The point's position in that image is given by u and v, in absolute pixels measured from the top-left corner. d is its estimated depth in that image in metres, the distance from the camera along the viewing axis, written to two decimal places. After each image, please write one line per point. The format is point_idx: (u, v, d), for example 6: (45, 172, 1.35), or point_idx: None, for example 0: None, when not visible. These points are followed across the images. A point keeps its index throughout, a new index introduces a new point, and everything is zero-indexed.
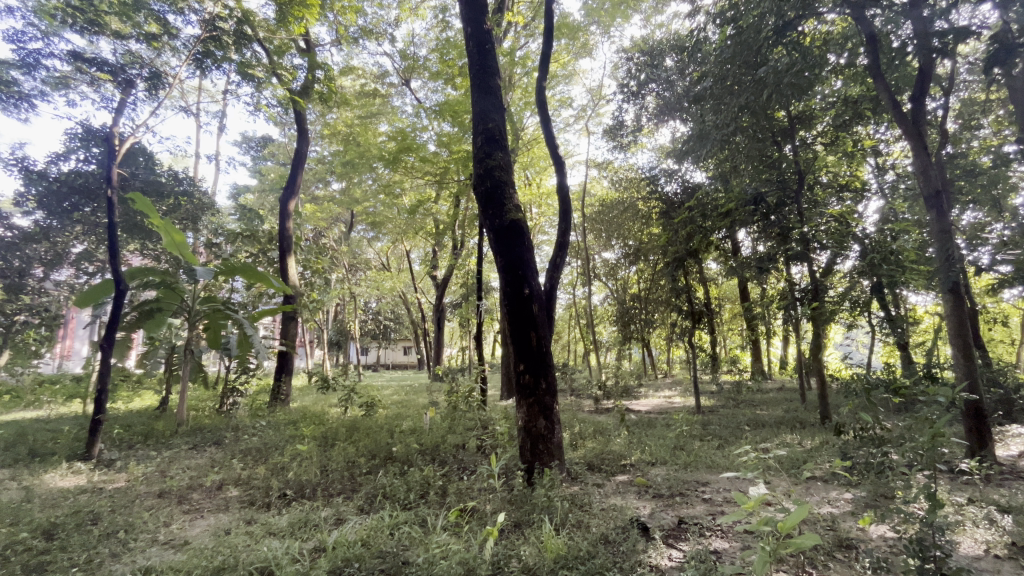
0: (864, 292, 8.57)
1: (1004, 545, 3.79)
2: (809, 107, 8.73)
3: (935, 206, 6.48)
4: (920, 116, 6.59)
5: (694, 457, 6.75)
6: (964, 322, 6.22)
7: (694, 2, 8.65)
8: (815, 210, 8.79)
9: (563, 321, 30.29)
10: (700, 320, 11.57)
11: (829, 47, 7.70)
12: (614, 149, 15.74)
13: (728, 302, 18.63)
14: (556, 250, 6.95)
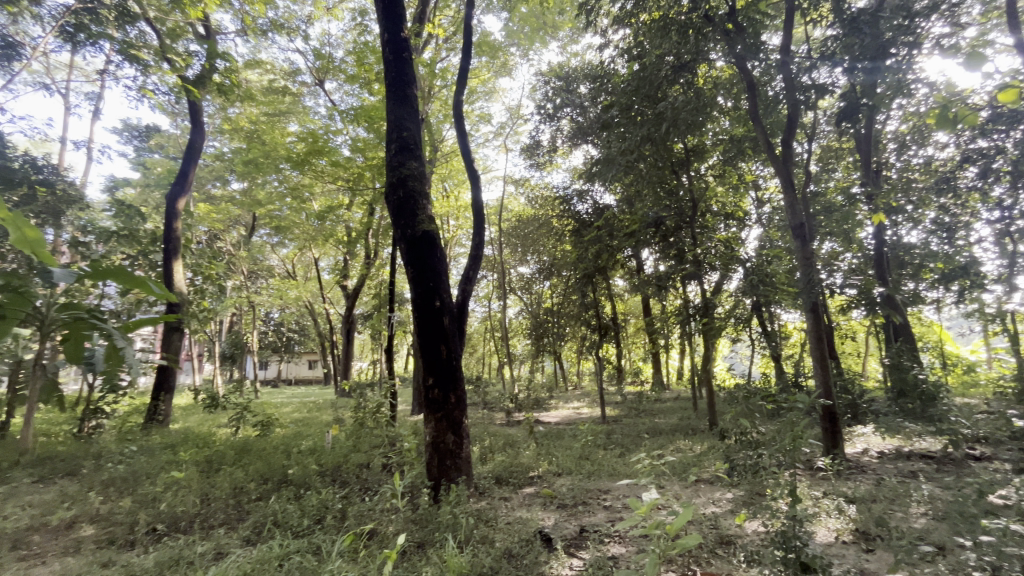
0: (746, 309, 9.54)
1: (850, 531, 4.37)
2: (702, 142, 9.66)
3: (799, 236, 7.46)
4: (789, 157, 7.56)
5: (597, 465, 7.04)
6: (822, 337, 7.17)
7: (605, 35, 9.27)
8: (706, 235, 9.70)
9: (478, 334, 30.32)
10: (607, 333, 12.20)
11: (719, 89, 8.61)
12: (531, 168, 16.22)
13: (633, 317, 19.82)
14: (469, 262, 6.95)
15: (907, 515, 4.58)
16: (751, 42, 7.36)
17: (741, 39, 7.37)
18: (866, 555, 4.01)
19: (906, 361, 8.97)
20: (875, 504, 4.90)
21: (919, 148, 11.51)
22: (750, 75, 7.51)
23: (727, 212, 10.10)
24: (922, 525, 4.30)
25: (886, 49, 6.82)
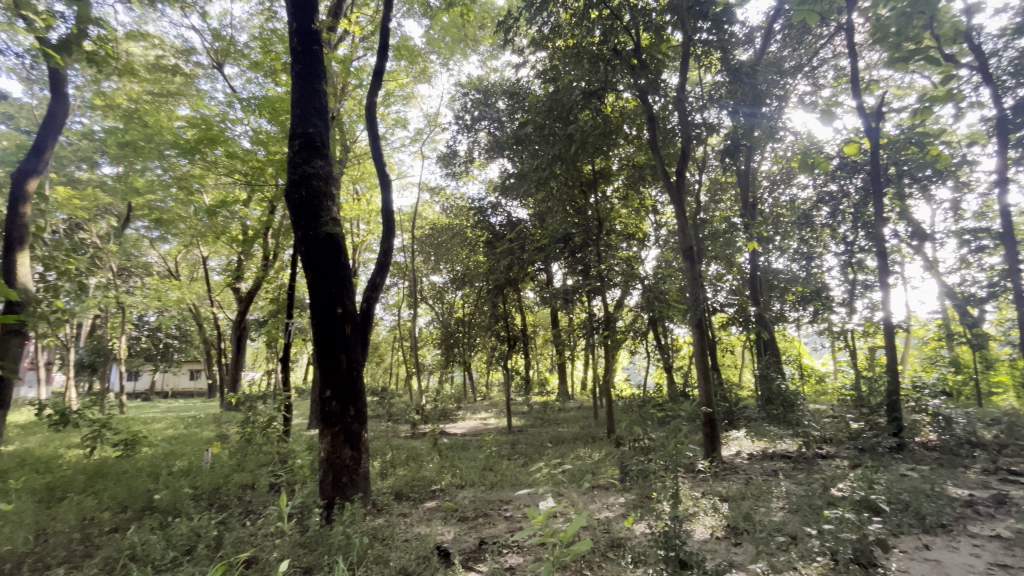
0: (644, 324, 10.23)
1: (723, 527, 4.82)
2: (609, 166, 10.30)
3: (689, 257, 8.21)
4: (682, 186, 8.31)
5: (500, 475, 7.09)
6: (705, 349, 7.91)
7: (522, 55, 9.58)
8: (609, 253, 10.31)
9: (386, 344, 29.29)
10: (516, 344, 12.42)
11: (625, 119, 9.27)
12: (447, 177, 16.17)
13: (541, 329, 20.40)
14: (377, 268, 6.71)
15: (768, 509, 5.17)
16: (653, 78, 8.04)
17: (644, 75, 8.03)
18: (734, 548, 4.44)
19: (772, 373, 10.20)
20: (743, 501, 5.47)
21: (786, 187, 13.29)
22: (651, 108, 8.19)
23: (629, 232, 10.83)
24: (780, 518, 4.88)
25: (761, 99, 7.84)
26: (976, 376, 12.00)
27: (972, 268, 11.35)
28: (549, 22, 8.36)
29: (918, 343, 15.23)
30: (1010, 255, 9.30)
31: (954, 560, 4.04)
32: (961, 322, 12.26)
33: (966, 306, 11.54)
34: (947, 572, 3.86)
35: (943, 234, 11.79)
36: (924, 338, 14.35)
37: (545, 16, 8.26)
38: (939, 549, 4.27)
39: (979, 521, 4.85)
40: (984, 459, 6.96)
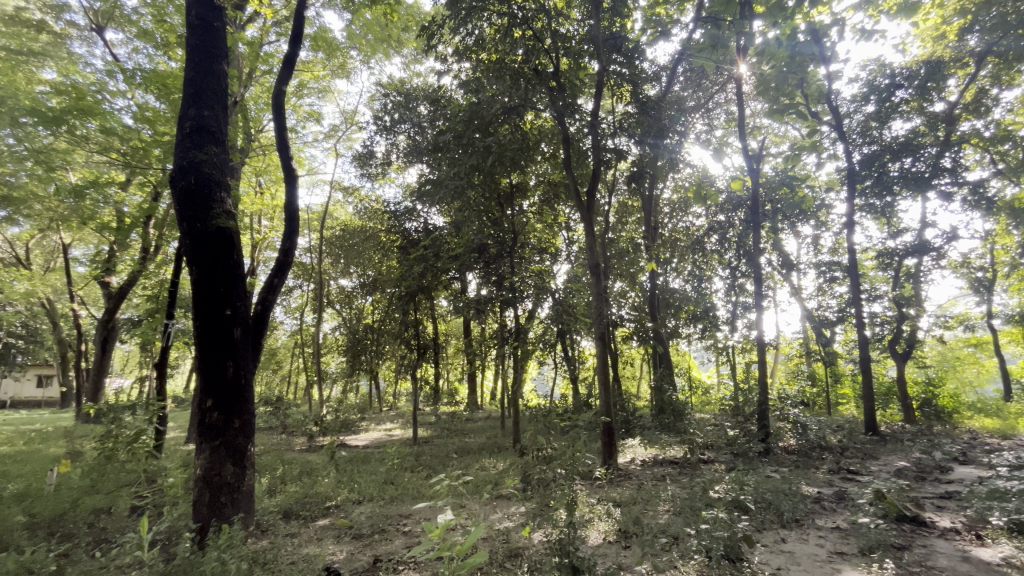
0: (553, 335, 10.52)
1: (615, 532, 5.06)
2: (525, 181, 10.57)
3: (596, 273, 8.65)
4: (592, 205, 8.75)
5: (400, 489, 6.86)
6: (607, 361, 8.32)
7: (446, 63, 9.57)
8: (522, 265, 10.55)
9: (285, 350, 27.27)
10: (425, 353, 12.19)
11: (543, 137, 9.57)
12: (362, 178, 15.58)
13: (453, 338, 20.26)
14: (275, 268, 6.24)
15: (655, 512, 5.53)
16: (569, 102, 8.42)
17: (561, 97, 8.40)
18: (624, 551, 4.68)
19: (665, 385, 11.01)
20: (634, 506, 5.80)
21: (683, 214, 14.55)
22: (566, 129, 8.56)
23: (542, 246, 11.14)
24: (665, 520, 5.24)
25: (664, 132, 8.50)
26: (826, 389, 13.93)
27: (827, 296, 13.22)
28: (474, 34, 8.46)
29: (784, 358, 17.35)
30: (853, 286, 10.99)
31: (804, 550, 4.61)
32: (817, 341, 14.21)
33: (822, 328, 13.39)
34: (799, 561, 4.38)
35: (805, 264, 13.64)
36: (789, 355, 16.38)
37: (470, 28, 8.34)
38: (793, 542, 4.84)
39: (824, 515, 5.59)
40: (830, 461, 8.07)
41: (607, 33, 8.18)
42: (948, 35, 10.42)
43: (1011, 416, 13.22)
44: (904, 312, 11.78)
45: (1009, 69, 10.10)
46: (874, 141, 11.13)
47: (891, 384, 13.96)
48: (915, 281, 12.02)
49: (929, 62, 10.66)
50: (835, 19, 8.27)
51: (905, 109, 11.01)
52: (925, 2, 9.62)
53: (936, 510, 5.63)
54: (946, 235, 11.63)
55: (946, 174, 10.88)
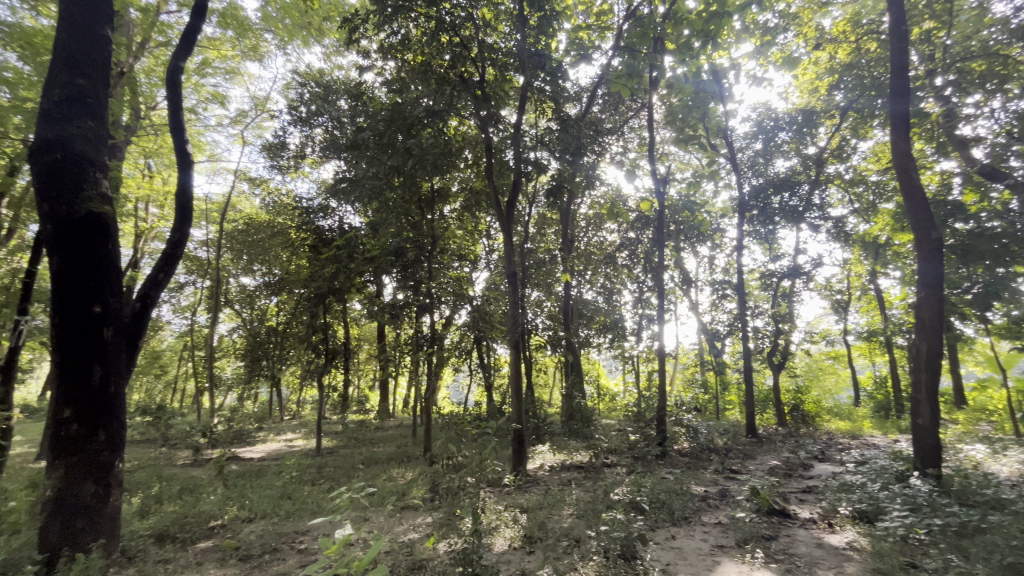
0: (469, 342, 10.48)
1: (520, 538, 5.14)
2: (447, 186, 10.52)
3: (513, 281, 8.80)
4: (512, 215, 8.90)
5: (298, 504, 6.42)
6: (521, 369, 8.43)
7: (369, 59, 9.27)
8: (441, 271, 10.44)
9: (172, 353, 24.51)
10: (334, 359, 11.56)
11: (466, 145, 9.61)
12: (272, 169, 14.52)
13: (366, 344, 19.48)
14: (161, 260, 5.51)
15: (560, 516, 5.71)
16: (493, 112, 8.52)
17: (486, 107, 8.47)
18: (527, 556, 4.77)
19: (575, 392, 11.45)
20: (540, 511, 5.94)
21: (597, 230, 15.30)
22: (489, 139, 8.64)
23: (461, 253, 11.11)
24: (568, 523, 5.43)
25: (581, 150, 8.84)
26: (716, 396, 15.32)
27: (719, 311, 14.58)
28: (398, 33, 8.32)
29: (681, 368, 18.82)
30: (741, 303, 12.22)
31: (690, 546, 5.00)
32: (709, 352, 15.60)
33: (714, 340, 14.75)
34: (685, 556, 4.73)
35: (702, 281, 14.93)
36: (686, 364, 17.79)
37: (397, 27, 8.17)
38: (682, 538, 5.23)
39: (709, 511, 6.12)
40: (716, 461, 8.86)
41: (532, 50, 8.42)
42: (819, 90, 11.79)
43: (858, 418, 15.47)
44: (780, 327, 13.33)
45: (863, 124, 11.65)
46: (761, 175, 12.56)
47: (768, 391, 15.70)
48: (789, 301, 13.66)
49: (805, 111, 12.23)
50: (732, 64, 9.23)
51: (785, 150, 12.57)
52: (803, 59, 11.04)
53: (799, 503, 6.41)
54: (813, 261, 13.37)
55: (815, 208, 12.55)
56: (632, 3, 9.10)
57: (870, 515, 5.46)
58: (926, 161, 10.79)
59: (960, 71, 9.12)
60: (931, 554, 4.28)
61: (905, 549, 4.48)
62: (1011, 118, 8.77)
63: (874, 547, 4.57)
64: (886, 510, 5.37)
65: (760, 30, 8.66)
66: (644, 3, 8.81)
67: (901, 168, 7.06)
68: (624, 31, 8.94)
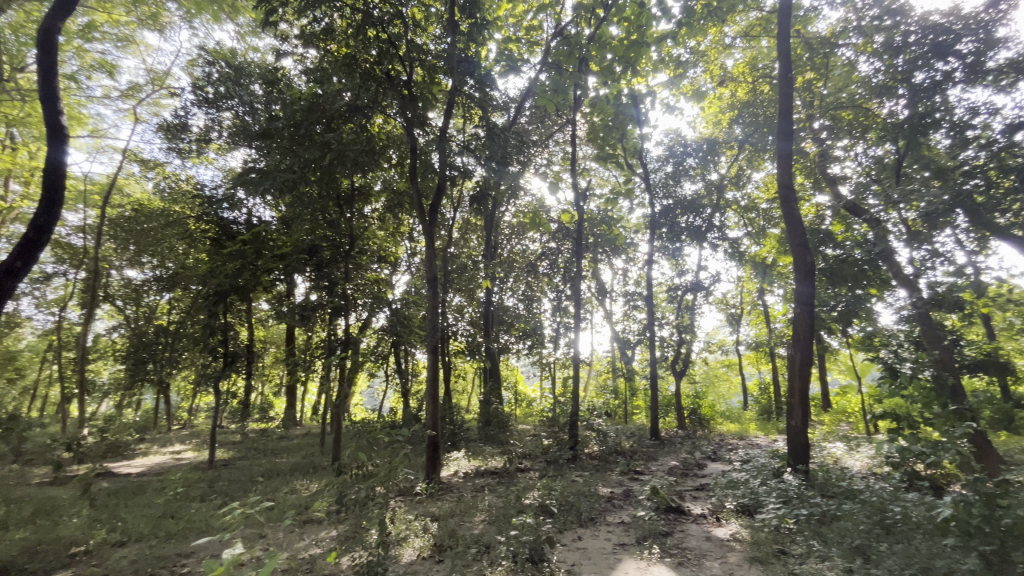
0: (386, 347, 10.15)
1: (429, 547, 5.05)
2: (369, 185, 10.15)
3: (432, 286, 8.65)
4: (434, 218, 8.79)
5: (183, 523, 5.81)
6: (438, 375, 8.29)
7: (289, 45, 8.76)
8: (358, 272, 10.01)
9: (32, 354, 21.13)
10: (234, 363, 10.63)
11: (390, 143, 9.37)
12: (169, 152, 13.14)
13: (273, 346, 18.17)
14: (20, 247, 4.98)
15: (471, 523, 5.69)
16: (419, 113, 8.42)
17: (412, 107, 8.34)
18: (435, 565, 4.70)
19: (492, 398, 11.53)
20: (451, 518, 5.89)
21: (520, 238, 15.58)
22: (414, 139, 8.50)
23: (381, 254, 10.77)
24: (478, 529, 5.43)
25: (507, 159, 8.97)
26: (625, 401, 16.18)
27: (630, 320, 15.45)
28: (322, 22, 7.96)
29: (595, 374, 19.65)
30: (649, 313, 13.05)
31: (594, 545, 5.22)
32: (621, 359, 16.45)
33: (625, 348, 15.59)
34: (589, 555, 4.93)
35: (616, 292, 15.74)
36: (599, 370, 18.63)
37: (320, 15, 7.82)
38: (587, 538, 5.44)
39: (613, 511, 6.42)
40: (622, 464, 9.33)
41: (461, 55, 8.42)
42: (722, 122, 12.70)
43: (745, 421, 17.11)
44: (683, 337, 14.41)
45: (756, 157, 13.00)
46: (670, 195, 13.58)
47: (670, 397, 16.88)
48: (692, 313, 14.84)
49: (709, 140, 13.43)
50: (649, 91, 9.89)
51: (691, 174, 13.68)
52: (709, 93, 12.13)
53: (692, 500, 6.94)
54: (712, 277, 14.65)
55: (715, 230, 13.77)
56: (560, 22, 9.44)
57: (751, 508, 6.05)
58: (805, 194, 12.27)
59: (834, 118, 10.53)
60: (797, 541, 4.84)
61: (777, 538, 5.02)
62: (870, 162, 10.28)
63: (752, 537, 5.06)
64: (764, 502, 5.99)
65: (673, 63, 9.37)
66: (572, 23, 9.18)
67: (784, 199, 7.98)
68: (552, 48, 9.25)
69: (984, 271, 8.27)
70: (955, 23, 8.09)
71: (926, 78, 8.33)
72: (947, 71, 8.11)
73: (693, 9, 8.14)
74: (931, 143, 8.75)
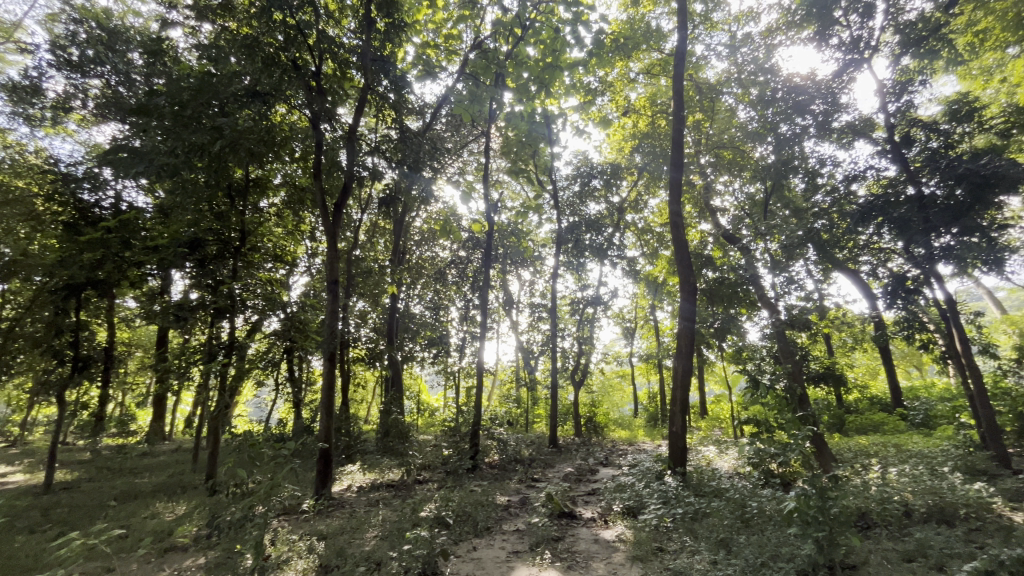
0: (278, 353, 9.40)
1: (314, 568, 4.72)
2: (266, 177, 9.39)
3: (332, 290, 8.18)
4: (338, 218, 8.38)
5: (2, 562, 4.83)
6: (334, 385, 7.81)
7: (178, 15, 7.87)
8: (248, 270, 9.13)
9: None
10: (86, 369, 9.14)
11: (293, 136, 8.77)
12: (13, 117, 11.09)
13: (138, 350, 15.95)
14: None
15: (362, 540, 5.43)
16: (327, 108, 8.01)
17: (319, 100, 7.91)
18: None
19: (392, 408, 11.15)
20: (341, 536, 5.56)
21: (430, 245, 15.36)
22: (319, 134, 8.05)
23: (277, 253, 10.00)
24: (369, 547, 5.18)
25: (419, 165, 8.85)
26: (527, 410, 16.57)
27: (535, 331, 15.91)
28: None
29: (499, 383, 19.91)
30: (552, 324, 13.54)
31: (488, 554, 5.25)
32: (524, 369, 16.84)
33: (529, 358, 16.03)
34: (483, 565, 4.94)
35: (523, 304, 16.15)
36: (503, 379, 18.91)
37: None
38: (482, 548, 5.45)
39: (509, 519, 6.52)
40: (520, 472, 9.52)
41: (376, 54, 8.18)
42: (624, 150, 13.70)
43: (635, 428, 18.37)
44: (583, 348, 15.15)
45: (653, 185, 14.17)
46: (576, 214, 14.30)
47: (569, 405, 17.61)
48: (591, 325, 15.67)
49: (613, 165, 14.37)
50: (561, 112, 10.36)
51: (596, 195, 14.53)
52: (614, 121, 13.02)
53: (584, 504, 7.29)
54: (611, 293, 15.63)
55: (615, 248, 14.73)
56: (479, 35, 9.58)
57: (635, 509, 6.49)
58: (693, 222, 13.60)
59: (717, 156, 11.83)
60: (673, 538, 5.29)
61: (656, 536, 5.45)
62: (744, 197, 11.71)
63: (635, 537, 5.43)
64: (647, 504, 6.46)
65: (584, 89, 9.94)
66: (491, 38, 9.36)
67: (674, 225, 8.78)
68: (470, 60, 9.34)
69: (827, 297, 9.77)
70: (811, 86, 9.51)
71: (788, 130, 9.65)
72: (804, 126, 9.51)
73: (602, 42, 8.74)
74: (791, 186, 10.15)
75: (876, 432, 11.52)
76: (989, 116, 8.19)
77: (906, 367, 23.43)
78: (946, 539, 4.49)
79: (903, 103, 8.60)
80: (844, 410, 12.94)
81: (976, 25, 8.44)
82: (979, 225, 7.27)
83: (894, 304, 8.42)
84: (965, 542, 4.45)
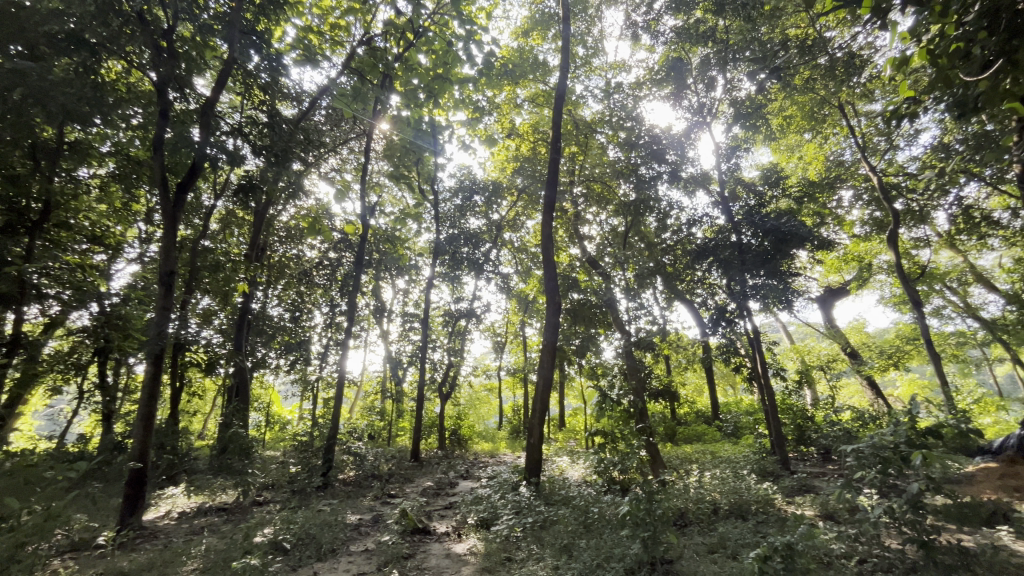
0: (85, 352, 7.79)
1: None
2: (88, 141, 7.81)
3: (166, 282, 7.00)
4: (181, 202, 7.31)
5: None
6: (158, 392, 6.64)
7: None
8: (49, 252, 7.22)
9: None
10: None
11: (129, 99, 7.46)
12: None
13: None
14: None
15: None
16: (179, 75, 6.98)
17: (170, 64, 6.87)
18: None
19: (233, 420, 9.89)
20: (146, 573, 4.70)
21: (295, 243, 14.15)
22: (166, 102, 6.96)
23: (95, 234, 8.37)
24: None
25: (288, 155, 8.13)
26: (390, 422, 15.96)
27: (405, 341, 15.48)
28: None
29: (362, 394, 18.89)
30: (423, 335, 13.34)
31: None
32: (391, 380, 16.25)
33: (396, 369, 15.53)
34: None
35: (395, 312, 15.65)
36: (368, 390, 17.99)
37: None
38: (323, 573, 5.05)
39: (358, 539, 6.17)
40: (376, 488, 9.10)
41: (247, 27, 7.40)
42: (506, 170, 14.23)
43: (497, 441, 18.78)
44: (453, 360, 15.13)
45: (530, 207, 14.88)
46: (456, 226, 14.38)
47: (434, 418, 17.39)
48: (463, 337, 15.77)
49: (494, 183, 14.80)
50: (448, 124, 10.41)
51: (476, 210, 14.77)
52: (499, 141, 13.50)
53: (439, 518, 7.23)
54: (484, 307, 15.92)
55: (491, 264, 15.08)
56: (369, 31, 9.23)
57: (488, 521, 6.61)
58: (563, 246, 14.54)
59: (588, 188, 12.88)
60: (521, 547, 5.48)
61: (505, 546, 5.59)
62: (608, 228, 12.88)
63: (486, 549, 5.50)
64: (499, 515, 6.61)
65: (472, 106, 10.11)
66: (381, 37, 9.07)
67: (546, 247, 9.32)
68: (356, 55, 8.93)
69: (668, 323, 11.15)
70: (665, 138, 10.94)
71: (647, 172, 10.91)
72: (657, 173, 10.84)
73: (492, 64, 9.02)
74: (646, 223, 11.44)
75: (698, 442, 13.33)
76: (790, 185, 10.21)
77: (724, 386, 27.65)
78: (740, 532, 5.35)
79: (731, 165, 10.34)
80: (676, 423, 14.74)
81: (784, 112, 11.09)
82: (779, 271, 8.94)
83: (717, 331, 9.94)
84: (753, 533, 5.34)
